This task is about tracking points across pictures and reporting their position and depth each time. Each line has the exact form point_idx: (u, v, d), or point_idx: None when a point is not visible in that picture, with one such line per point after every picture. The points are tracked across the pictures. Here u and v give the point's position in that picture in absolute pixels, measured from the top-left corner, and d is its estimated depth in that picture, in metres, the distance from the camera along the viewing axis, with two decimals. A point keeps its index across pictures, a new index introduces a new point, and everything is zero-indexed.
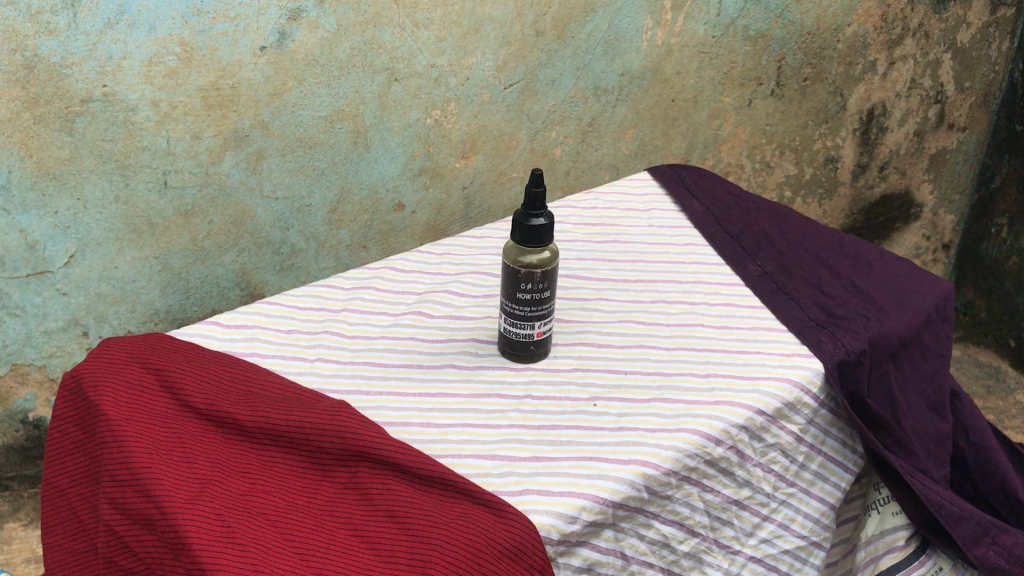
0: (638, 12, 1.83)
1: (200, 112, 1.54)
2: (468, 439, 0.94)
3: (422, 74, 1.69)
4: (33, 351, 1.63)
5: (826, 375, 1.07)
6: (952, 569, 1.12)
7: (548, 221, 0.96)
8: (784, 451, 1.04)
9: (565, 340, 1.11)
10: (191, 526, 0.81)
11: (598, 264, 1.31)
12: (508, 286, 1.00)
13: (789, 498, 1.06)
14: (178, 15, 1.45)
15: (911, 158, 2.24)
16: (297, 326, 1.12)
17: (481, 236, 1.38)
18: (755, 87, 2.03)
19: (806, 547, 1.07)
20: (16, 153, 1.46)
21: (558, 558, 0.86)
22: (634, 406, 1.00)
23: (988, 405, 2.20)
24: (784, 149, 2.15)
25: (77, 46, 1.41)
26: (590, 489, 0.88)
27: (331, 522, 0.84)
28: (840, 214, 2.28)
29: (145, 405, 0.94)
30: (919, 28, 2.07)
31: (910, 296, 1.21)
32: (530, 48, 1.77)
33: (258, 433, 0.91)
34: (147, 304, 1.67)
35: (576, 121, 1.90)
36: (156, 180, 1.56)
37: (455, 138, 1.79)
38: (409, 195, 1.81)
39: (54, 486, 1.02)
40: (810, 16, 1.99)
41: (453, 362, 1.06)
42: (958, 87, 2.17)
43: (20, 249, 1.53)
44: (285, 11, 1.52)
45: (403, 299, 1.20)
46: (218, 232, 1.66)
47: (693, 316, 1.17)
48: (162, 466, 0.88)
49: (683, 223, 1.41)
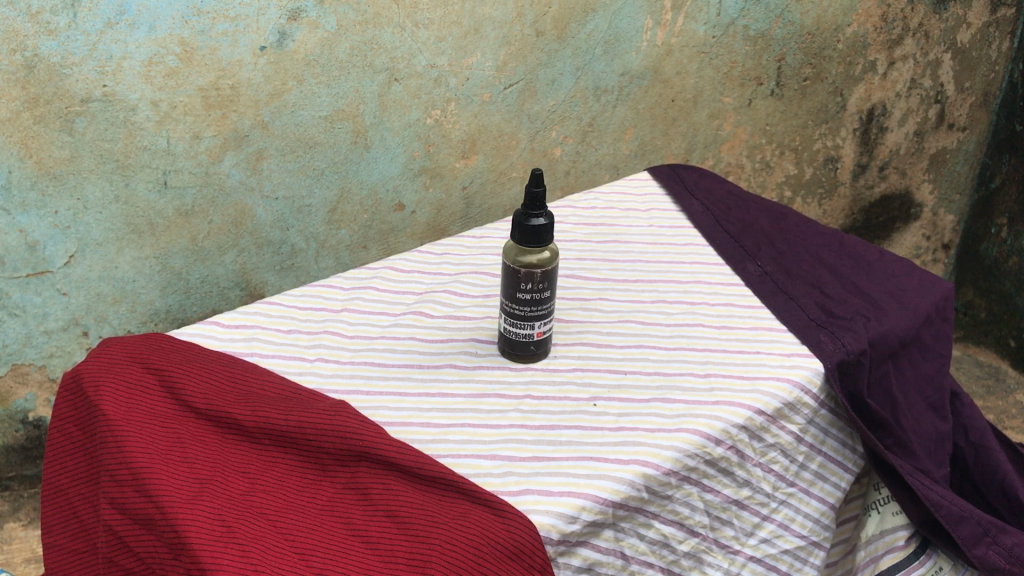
0: (638, 12, 1.83)
1: (199, 112, 1.54)
2: (468, 439, 0.94)
3: (422, 74, 1.69)
4: (33, 351, 1.63)
5: (826, 375, 1.07)
6: (952, 569, 1.12)
7: (548, 221, 0.96)
8: (784, 451, 1.04)
9: (565, 340, 1.11)
10: (191, 525, 0.81)
11: (598, 264, 1.30)
12: (508, 286, 1.00)
13: (789, 498, 1.06)
14: (178, 15, 1.45)
15: (911, 159, 2.24)
16: (298, 326, 1.12)
17: (481, 236, 1.38)
18: (755, 87, 2.03)
19: (806, 547, 1.07)
20: (16, 153, 1.46)
21: (558, 558, 0.86)
22: (635, 406, 1.00)
23: (989, 405, 2.20)
24: (784, 149, 2.15)
25: (77, 46, 1.41)
26: (590, 489, 0.88)
27: (332, 522, 0.84)
28: (841, 214, 2.28)
29: (144, 405, 0.94)
30: (920, 28, 2.07)
31: (910, 296, 1.21)
32: (530, 48, 1.77)
33: (258, 433, 0.91)
34: (147, 304, 1.67)
35: (576, 121, 1.90)
36: (156, 180, 1.56)
37: (455, 138, 1.79)
38: (409, 195, 1.81)
39: (55, 486, 1.02)
40: (810, 16, 1.99)
41: (453, 362, 1.06)
42: (958, 87, 2.17)
43: (20, 249, 1.53)
44: (285, 11, 1.52)
45: (404, 299, 1.20)
46: (217, 232, 1.66)
47: (693, 316, 1.17)
48: (163, 466, 0.88)
49: (683, 223, 1.41)
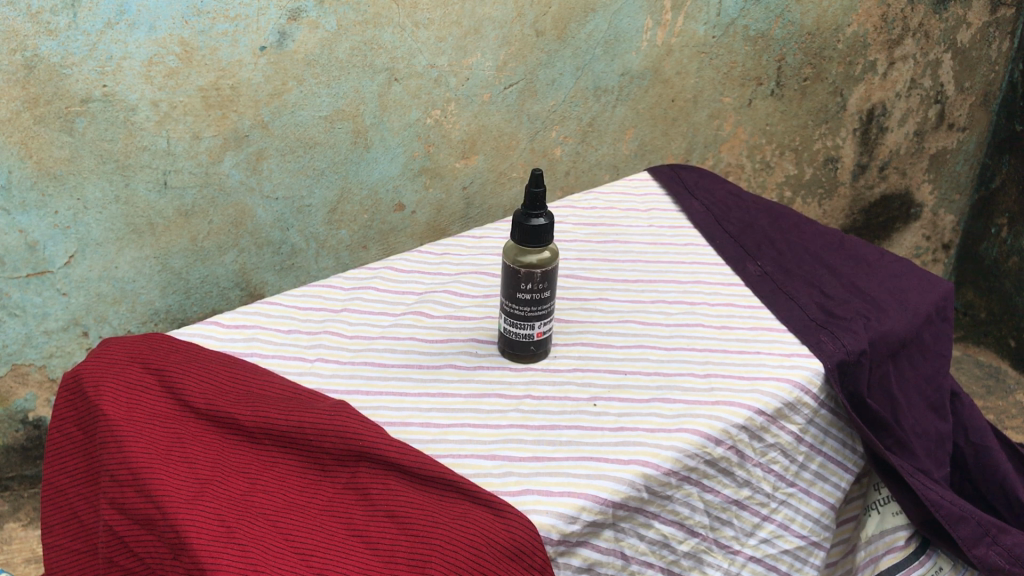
0: (638, 12, 1.83)
1: (199, 112, 1.54)
2: (468, 439, 0.94)
3: (422, 74, 1.69)
4: (33, 351, 1.63)
5: (826, 375, 1.07)
6: (952, 569, 1.12)
7: (548, 221, 0.96)
8: (784, 452, 1.04)
9: (565, 340, 1.11)
10: (191, 526, 0.81)
11: (598, 264, 1.31)
12: (508, 287, 1.00)
13: (789, 498, 1.06)
14: (178, 15, 1.45)
15: (911, 158, 2.24)
16: (298, 326, 1.12)
17: (481, 236, 1.38)
18: (755, 87, 2.03)
19: (806, 547, 1.07)
20: (16, 153, 1.46)
21: (558, 558, 0.86)
22: (635, 406, 1.00)
23: (988, 405, 2.20)
24: (784, 149, 2.15)
25: (77, 46, 1.41)
26: (590, 489, 0.88)
27: (332, 522, 0.84)
28: (841, 214, 2.28)
29: (144, 405, 0.94)
30: (919, 28, 2.07)
31: (911, 296, 1.21)
32: (530, 48, 1.77)
33: (258, 433, 0.91)
34: (147, 304, 1.67)
35: (576, 121, 1.90)
36: (156, 180, 1.56)
37: (455, 138, 1.79)
38: (409, 195, 1.81)
39: (55, 486, 1.02)
40: (810, 16, 1.99)
41: (453, 362, 1.06)
42: (958, 87, 2.17)
43: (20, 249, 1.53)
44: (285, 11, 1.52)
45: (403, 299, 1.20)
46: (217, 232, 1.66)
47: (694, 316, 1.17)
48: (163, 467, 0.88)
49: (683, 223, 1.41)
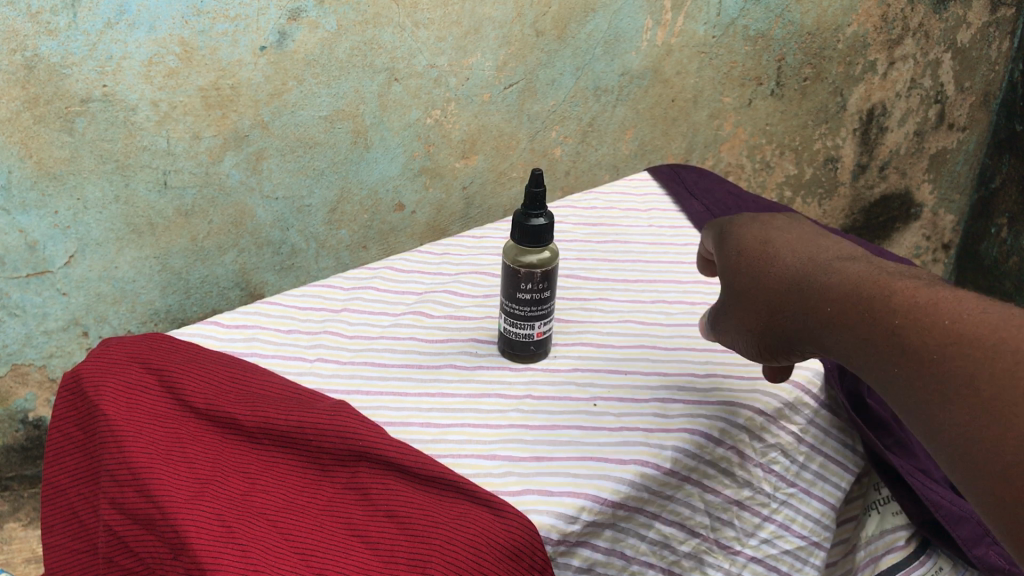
0: (638, 12, 1.82)
1: (199, 112, 1.54)
2: (468, 439, 0.94)
3: (422, 74, 1.69)
4: (33, 351, 1.62)
5: (826, 375, 1.07)
6: (952, 568, 1.12)
7: (548, 221, 0.96)
8: (784, 451, 1.04)
9: (565, 340, 1.11)
10: (191, 526, 0.81)
11: (598, 264, 1.30)
12: (508, 286, 1.00)
13: (789, 498, 1.04)
14: (178, 15, 1.44)
15: (911, 159, 2.25)
16: (298, 326, 1.12)
17: (481, 236, 1.37)
18: (755, 87, 2.03)
19: (807, 547, 1.05)
20: (16, 153, 1.44)
21: (558, 558, 0.86)
22: (634, 406, 1.00)
23: None
24: (784, 149, 2.15)
25: (77, 46, 1.40)
26: (590, 489, 0.88)
27: (332, 522, 0.84)
28: (840, 214, 2.28)
29: (143, 404, 0.94)
30: (919, 28, 2.06)
31: None
32: (530, 48, 1.77)
33: (258, 433, 0.91)
34: (147, 304, 1.67)
35: (576, 121, 1.90)
36: (156, 180, 1.56)
37: (455, 138, 1.80)
38: (409, 195, 1.82)
39: (55, 486, 1.02)
40: (810, 16, 1.98)
41: (453, 362, 1.06)
42: (959, 87, 2.17)
43: (20, 249, 1.52)
44: (285, 11, 1.52)
45: (404, 299, 1.20)
46: (217, 232, 1.67)
47: (693, 316, 1.17)
48: (163, 467, 0.88)
49: (683, 223, 1.41)
